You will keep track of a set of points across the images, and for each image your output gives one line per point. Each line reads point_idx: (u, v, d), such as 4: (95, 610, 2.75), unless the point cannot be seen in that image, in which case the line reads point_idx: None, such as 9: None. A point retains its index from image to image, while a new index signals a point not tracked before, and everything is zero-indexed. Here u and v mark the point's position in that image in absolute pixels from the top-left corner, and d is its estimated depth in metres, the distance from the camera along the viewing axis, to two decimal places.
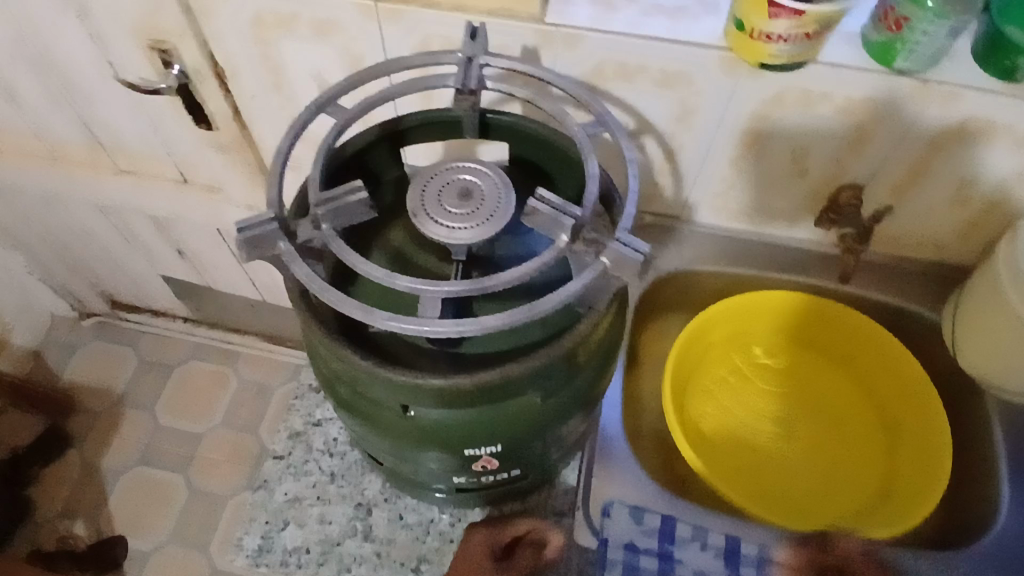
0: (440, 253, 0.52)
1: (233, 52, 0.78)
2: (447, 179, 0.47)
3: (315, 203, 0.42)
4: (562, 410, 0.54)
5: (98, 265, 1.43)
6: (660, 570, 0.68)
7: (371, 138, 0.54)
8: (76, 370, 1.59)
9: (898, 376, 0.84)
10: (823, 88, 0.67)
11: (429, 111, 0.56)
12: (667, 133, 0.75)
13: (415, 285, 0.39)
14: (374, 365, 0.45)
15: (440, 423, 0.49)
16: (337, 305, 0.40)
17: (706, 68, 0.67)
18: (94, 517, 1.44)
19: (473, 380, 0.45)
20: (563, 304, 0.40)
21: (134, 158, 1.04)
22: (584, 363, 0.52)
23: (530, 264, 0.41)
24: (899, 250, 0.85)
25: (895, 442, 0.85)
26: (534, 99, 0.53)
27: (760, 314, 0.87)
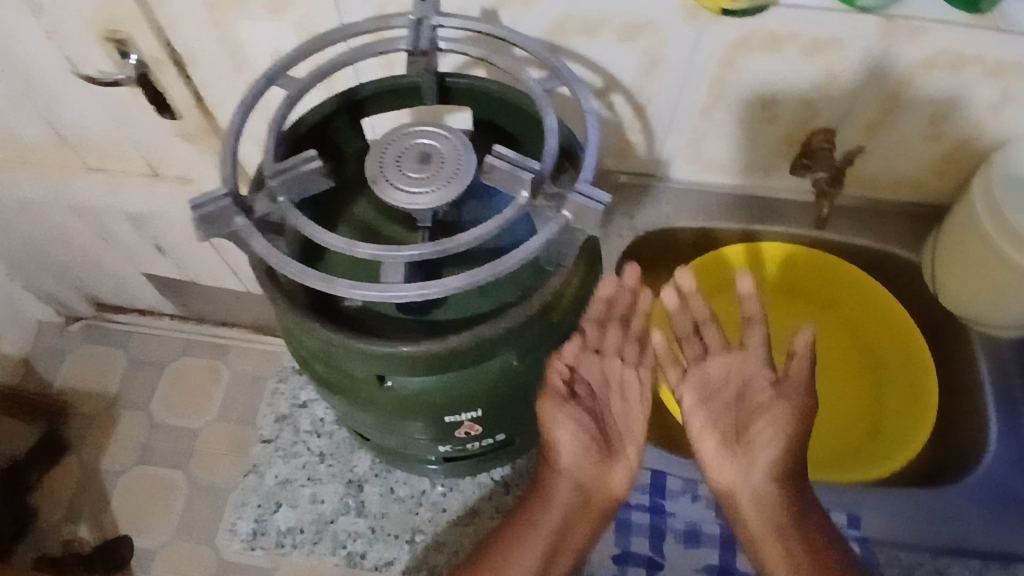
0: (406, 222, 0.51)
1: (188, 36, 0.77)
2: (405, 144, 0.46)
3: (269, 176, 0.42)
4: (540, 371, 0.54)
5: (79, 267, 1.41)
6: (654, 522, 0.73)
7: (329, 110, 0.54)
8: (67, 375, 1.58)
9: (880, 316, 0.85)
10: (788, 30, 0.66)
11: (385, 79, 0.55)
12: (634, 88, 0.74)
13: (376, 251, 0.39)
14: (345, 336, 0.44)
15: (417, 390, 0.49)
16: (298, 277, 0.39)
17: (668, 17, 0.66)
18: (98, 519, 1.45)
19: (446, 345, 0.45)
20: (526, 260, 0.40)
21: (102, 154, 1.03)
22: (559, 322, 0.52)
23: (491, 222, 0.41)
24: (875, 191, 0.84)
25: (881, 380, 0.86)
26: (488, 57, 0.52)
27: (741, 270, 0.87)
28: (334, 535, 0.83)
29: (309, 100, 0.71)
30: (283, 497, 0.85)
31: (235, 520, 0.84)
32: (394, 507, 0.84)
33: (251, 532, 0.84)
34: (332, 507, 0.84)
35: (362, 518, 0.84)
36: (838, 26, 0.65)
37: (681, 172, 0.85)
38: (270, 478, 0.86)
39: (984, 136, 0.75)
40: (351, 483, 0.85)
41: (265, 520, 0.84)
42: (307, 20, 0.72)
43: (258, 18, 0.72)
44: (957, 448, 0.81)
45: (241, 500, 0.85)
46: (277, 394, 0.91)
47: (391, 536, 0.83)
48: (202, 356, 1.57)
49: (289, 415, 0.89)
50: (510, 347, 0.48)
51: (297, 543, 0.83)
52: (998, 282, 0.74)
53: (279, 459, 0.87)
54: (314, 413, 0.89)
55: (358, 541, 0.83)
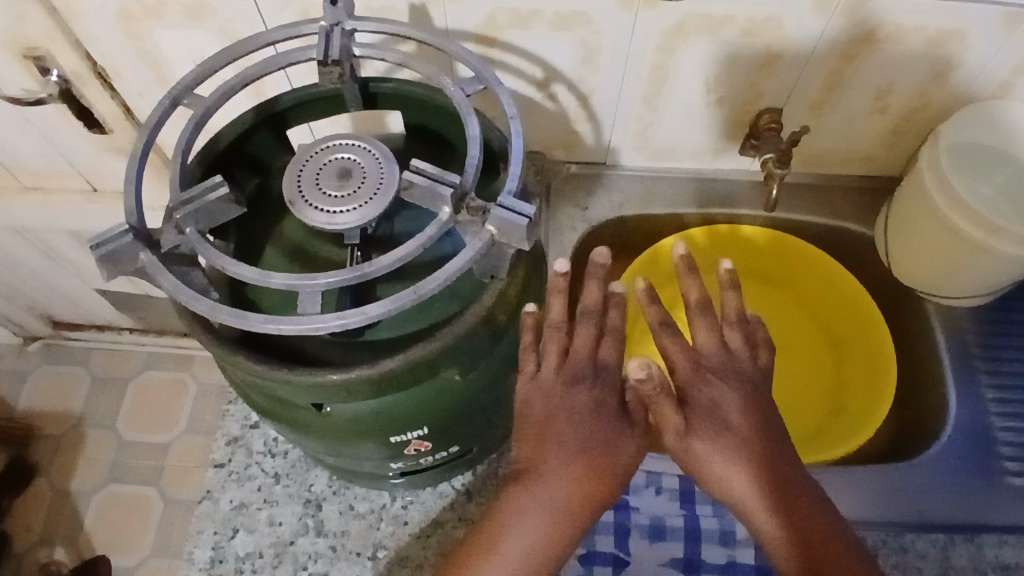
0: (336, 239, 0.50)
1: (110, 50, 0.73)
2: (324, 160, 0.44)
3: (174, 208, 0.42)
4: (489, 382, 0.53)
5: (29, 287, 1.37)
6: (617, 519, 0.74)
7: (248, 125, 0.52)
8: (29, 398, 1.54)
9: (838, 293, 0.85)
10: (725, 11, 0.65)
11: (304, 88, 0.53)
12: (575, 78, 0.72)
13: (290, 282, 0.38)
14: (273, 367, 0.43)
15: (359, 415, 0.48)
16: (209, 315, 0.40)
17: (602, 5, 0.64)
18: (72, 542, 1.42)
19: (380, 369, 0.43)
20: (450, 280, 0.39)
21: (37, 173, 0.99)
22: (503, 331, 0.50)
23: (412, 242, 0.40)
24: (826, 168, 0.84)
25: (841, 355, 0.87)
26: (406, 62, 0.50)
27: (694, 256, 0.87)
28: (294, 558, 0.81)
29: (239, 109, 0.68)
30: (241, 521, 0.83)
31: (191, 549, 0.81)
32: (355, 524, 0.82)
33: (209, 560, 0.81)
34: (291, 529, 0.82)
35: (322, 538, 0.82)
36: (776, 5, 0.64)
37: (631, 160, 0.84)
38: (225, 503, 0.83)
39: (927, 107, 0.75)
40: (309, 502, 0.83)
41: (223, 547, 0.82)
42: (230, 26, 0.69)
43: (179, 26, 0.69)
44: (919, 418, 0.82)
45: (196, 528, 0.82)
46: (227, 416, 0.88)
47: (353, 554, 0.81)
48: (167, 369, 1.54)
49: (241, 436, 0.87)
50: (452, 362, 0.46)
51: (257, 568, 0.81)
52: (949, 254, 0.74)
53: (232, 483, 0.84)
54: (266, 432, 0.87)
55: (320, 562, 0.81)
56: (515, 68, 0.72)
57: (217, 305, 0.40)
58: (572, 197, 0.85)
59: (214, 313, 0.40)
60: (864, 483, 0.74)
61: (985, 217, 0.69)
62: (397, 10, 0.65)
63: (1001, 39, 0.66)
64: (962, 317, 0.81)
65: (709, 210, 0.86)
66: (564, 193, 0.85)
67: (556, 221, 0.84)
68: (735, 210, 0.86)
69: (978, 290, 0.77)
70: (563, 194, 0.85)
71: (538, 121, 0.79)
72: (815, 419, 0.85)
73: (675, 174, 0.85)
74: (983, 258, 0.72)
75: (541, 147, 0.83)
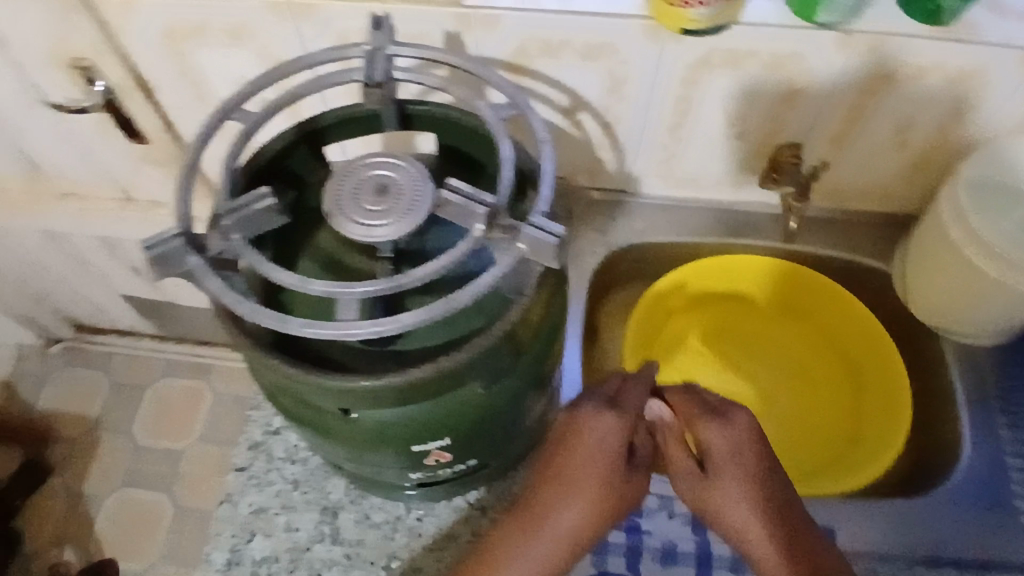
0: (367, 251, 0.52)
1: (154, 64, 0.77)
2: (362, 177, 0.46)
3: (224, 216, 0.44)
4: (511, 397, 0.54)
5: (57, 291, 1.41)
6: (629, 541, 0.75)
7: (290, 140, 0.54)
8: (48, 400, 1.56)
9: (859, 328, 0.85)
10: (749, 46, 0.67)
11: (345, 107, 0.55)
12: (601, 106, 0.75)
13: (328, 289, 0.40)
14: (305, 371, 0.44)
15: (383, 422, 0.50)
16: (251, 316, 0.41)
17: (629, 38, 0.66)
18: (82, 545, 1.43)
19: (408, 377, 0.44)
20: (482, 293, 0.41)
21: (74, 180, 1.02)
22: (527, 347, 0.52)
23: (445, 257, 0.41)
24: (845, 202, 0.86)
25: (860, 385, 0.88)
26: (443, 87, 0.52)
27: (713, 284, 0.89)
28: (310, 563, 0.82)
29: (276, 126, 0.71)
30: (259, 525, 0.84)
31: (210, 551, 0.82)
32: (370, 534, 0.83)
33: (226, 562, 0.83)
34: (308, 534, 0.84)
35: (338, 545, 0.83)
36: (799, 40, 0.66)
37: (651, 189, 0.86)
38: (245, 506, 0.85)
39: (946, 145, 0.76)
40: (327, 509, 0.84)
41: (240, 550, 0.83)
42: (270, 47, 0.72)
43: (222, 45, 0.72)
44: (933, 454, 0.82)
45: (216, 530, 0.84)
46: (251, 420, 0.90)
47: (367, 563, 0.82)
48: (184, 377, 1.56)
49: (263, 442, 0.88)
50: (476, 374, 0.48)
51: (273, 572, 0.82)
52: (968, 291, 0.74)
53: (253, 487, 0.86)
54: (287, 439, 0.88)
55: (334, 569, 0.82)
56: (543, 95, 0.74)
57: (258, 308, 0.42)
58: (592, 222, 0.86)
59: (255, 315, 0.42)
60: (874, 517, 0.74)
61: (1004, 255, 0.70)
62: (431, 36, 0.68)
63: (1020, 81, 0.67)
64: (979, 353, 0.81)
65: (729, 240, 0.87)
66: (585, 219, 0.87)
67: (577, 245, 0.86)
68: (753, 242, 0.87)
69: (996, 328, 0.77)
70: (585, 220, 0.86)
71: (563, 146, 0.81)
72: (831, 447, 0.86)
73: (696, 206, 0.87)
74: (1001, 296, 0.72)
75: (565, 172, 0.85)
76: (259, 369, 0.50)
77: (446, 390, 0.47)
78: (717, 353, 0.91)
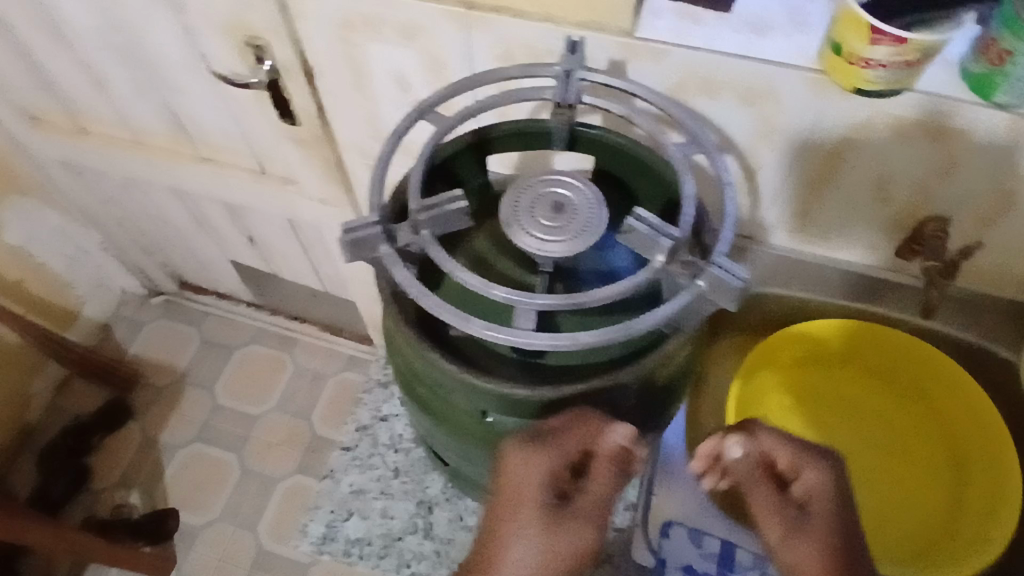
0: (524, 263, 0.54)
1: (322, 52, 0.81)
2: (538, 191, 0.48)
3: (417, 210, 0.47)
4: (630, 429, 0.59)
5: (171, 246, 1.48)
6: None
7: (462, 146, 0.57)
8: (141, 346, 1.64)
9: (973, 412, 0.82)
10: (916, 115, 0.65)
11: (518, 122, 0.58)
12: (748, 152, 0.74)
13: (511, 296, 0.43)
14: (466, 373, 0.51)
15: (516, 430, 0.56)
16: (434, 309, 0.45)
17: (795, 89, 0.66)
18: (150, 490, 1.49)
19: (556, 392, 0.50)
20: (655, 327, 0.45)
21: (216, 147, 1.08)
22: (658, 387, 0.57)
23: (624, 284, 0.44)
24: (984, 286, 0.81)
25: (963, 477, 0.83)
26: (630, 116, 0.55)
27: (821, 345, 0.88)
28: (401, 551, 0.93)
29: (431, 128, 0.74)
30: (357, 506, 0.95)
31: (313, 522, 0.95)
32: (460, 534, 0.93)
33: (323, 535, 0.95)
34: (402, 524, 0.94)
35: (428, 539, 0.93)
36: (972, 116, 0.64)
37: (778, 241, 0.84)
38: (346, 485, 0.96)
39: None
40: (422, 503, 0.95)
41: (337, 526, 0.95)
42: (437, 50, 0.75)
43: (392, 43, 0.76)
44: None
45: (318, 504, 0.96)
46: (362, 405, 1.01)
47: (454, 561, 0.92)
48: (270, 347, 1.62)
49: (369, 426, 0.99)
50: (609, 403, 0.54)
51: (366, 552, 0.94)
52: None
53: (355, 469, 0.97)
54: (392, 428, 0.99)
55: (423, 559, 0.93)
56: None
57: (442, 304, 0.46)
58: None
59: (439, 310, 0.45)
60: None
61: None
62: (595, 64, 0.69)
63: None
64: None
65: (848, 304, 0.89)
66: None
67: None
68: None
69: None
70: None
71: None
72: (921, 537, 0.82)
73: (822, 264, 0.85)
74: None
75: None
76: (409, 360, 0.56)
77: (581, 411, 0.53)
78: (814, 416, 0.88)
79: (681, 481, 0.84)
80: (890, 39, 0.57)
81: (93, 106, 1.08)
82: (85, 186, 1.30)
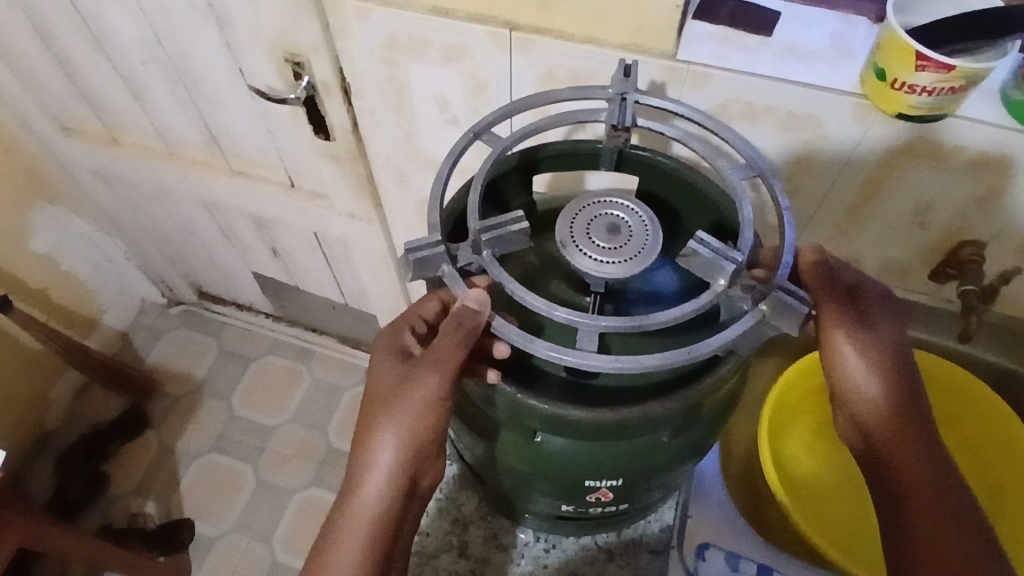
0: (576, 284, 0.56)
1: (362, 69, 0.82)
2: (594, 213, 0.49)
3: (475, 231, 0.50)
4: (680, 454, 0.59)
5: (194, 256, 1.49)
6: None
7: (509, 167, 0.58)
8: (159, 355, 1.65)
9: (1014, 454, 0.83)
10: (958, 141, 0.66)
11: (565, 143, 0.60)
12: (785, 175, 0.75)
13: (571, 318, 0.45)
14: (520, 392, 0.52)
15: (564, 452, 0.56)
16: (502, 332, 0.49)
17: (836, 114, 0.66)
18: (165, 499, 1.48)
19: (613, 415, 0.51)
20: (717, 352, 0.46)
21: (246, 160, 1.09)
22: (708, 410, 0.56)
23: (689, 307, 0.47)
24: (1017, 312, 0.82)
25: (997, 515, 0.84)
26: (683, 141, 0.56)
27: None
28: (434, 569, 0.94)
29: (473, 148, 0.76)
30: None
31: None
32: (496, 554, 0.94)
33: None
34: (437, 543, 0.95)
35: (463, 558, 0.94)
36: (1014, 145, 0.64)
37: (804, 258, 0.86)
38: None
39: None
40: (457, 522, 0.96)
41: None
42: (477, 69, 0.76)
43: (434, 61, 0.77)
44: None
45: None
46: None
47: None
48: (288, 358, 1.62)
49: None
50: (659, 428, 0.54)
51: None
52: None
53: None
54: None
55: None
56: None
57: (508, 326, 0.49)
58: None
59: (504, 331, 0.49)
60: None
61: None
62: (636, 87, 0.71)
63: None
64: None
65: None
66: None
67: None
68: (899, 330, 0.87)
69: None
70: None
71: None
72: None
73: None
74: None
75: None
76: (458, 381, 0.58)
77: (632, 436, 0.54)
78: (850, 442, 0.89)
79: (711, 502, 0.84)
80: (936, 66, 0.57)
81: (126, 115, 1.09)
82: (114, 195, 1.32)
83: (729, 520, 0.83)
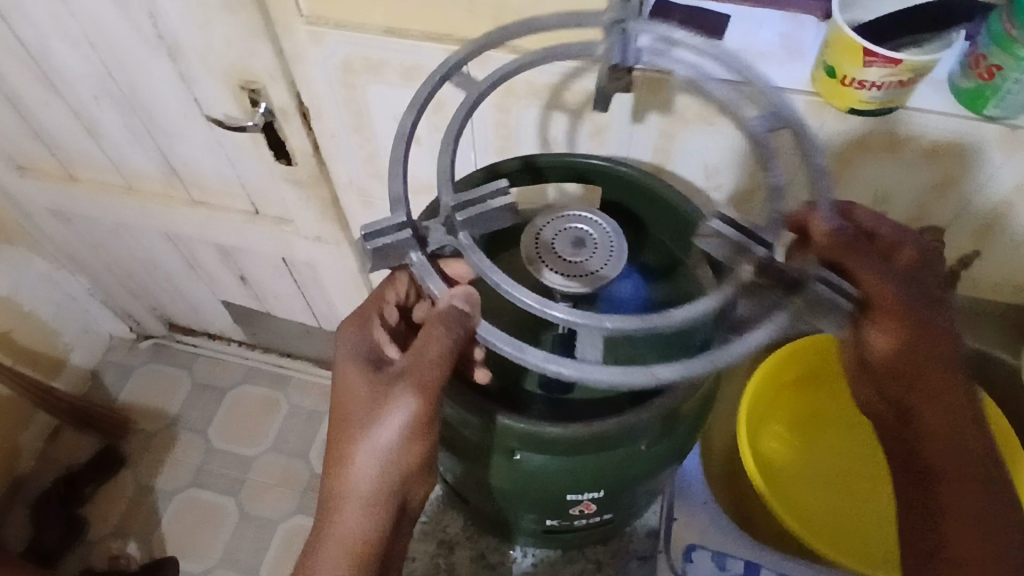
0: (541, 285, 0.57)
1: (320, 93, 0.82)
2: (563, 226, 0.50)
3: (452, 210, 0.51)
4: (660, 461, 0.59)
5: (160, 289, 1.47)
6: None
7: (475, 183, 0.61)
8: (131, 392, 1.61)
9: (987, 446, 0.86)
10: (909, 132, 0.67)
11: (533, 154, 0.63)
12: (746, 173, 0.76)
13: (571, 318, 0.46)
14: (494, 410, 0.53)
15: (541, 468, 0.56)
16: (488, 334, 0.51)
17: (791, 112, 0.67)
18: (146, 539, 1.45)
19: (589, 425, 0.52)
20: (735, 353, 0.49)
21: (207, 189, 1.08)
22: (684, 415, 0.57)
23: (691, 309, 0.49)
24: (979, 294, 0.84)
25: None
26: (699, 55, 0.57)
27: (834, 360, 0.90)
28: None
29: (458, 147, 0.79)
30: None
31: None
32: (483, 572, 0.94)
33: None
34: (422, 566, 0.95)
35: None
36: (963, 132, 0.66)
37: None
38: None
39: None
40: (442, 543, 0.95)
41: None
42: (435, 88, 0.76)
43: (392, 83, 0.77)
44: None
45: None
46: None
47: None
48: (263, 386, 1.60)
49: None
50: (635, 437, 0.55)
51: None
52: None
53: None
54: None
55: None
56: (688, 158, 0.76)
57: (504, 337, 0.50)
58: None
59: (494, 337, 0.51)
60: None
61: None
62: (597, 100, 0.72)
63: None
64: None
65: None
66: None
67: None
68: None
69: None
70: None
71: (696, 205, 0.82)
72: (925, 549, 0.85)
73: None
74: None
75: None
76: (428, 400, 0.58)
77: (607, 446, 0.54)
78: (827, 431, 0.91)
79: (698, 505, 0.84)
80: (883, 61, 0.58)
81: (81, 152, 1.07)
82: (73, 232, 1.29)
83: (714, 521, 0.83)
